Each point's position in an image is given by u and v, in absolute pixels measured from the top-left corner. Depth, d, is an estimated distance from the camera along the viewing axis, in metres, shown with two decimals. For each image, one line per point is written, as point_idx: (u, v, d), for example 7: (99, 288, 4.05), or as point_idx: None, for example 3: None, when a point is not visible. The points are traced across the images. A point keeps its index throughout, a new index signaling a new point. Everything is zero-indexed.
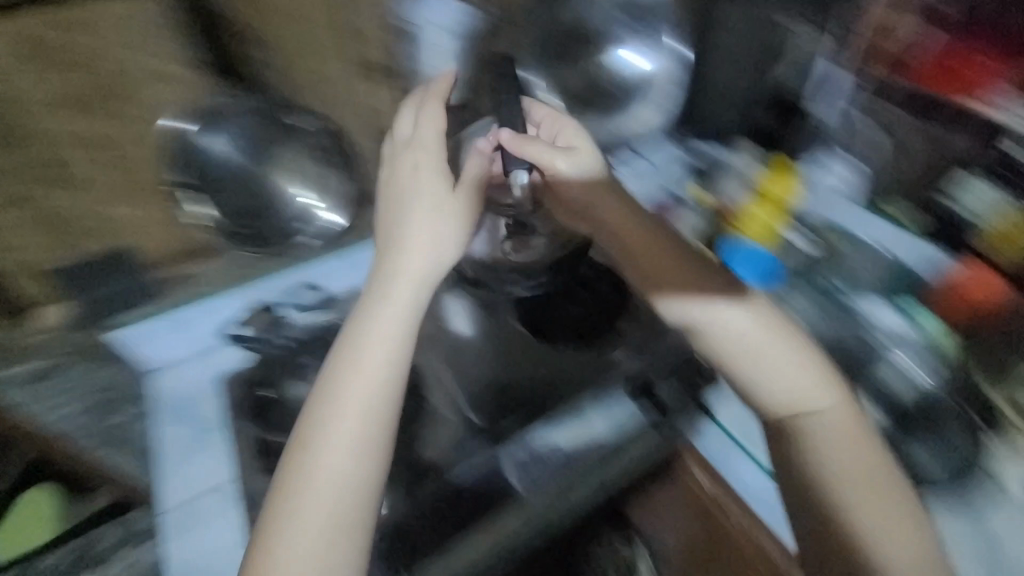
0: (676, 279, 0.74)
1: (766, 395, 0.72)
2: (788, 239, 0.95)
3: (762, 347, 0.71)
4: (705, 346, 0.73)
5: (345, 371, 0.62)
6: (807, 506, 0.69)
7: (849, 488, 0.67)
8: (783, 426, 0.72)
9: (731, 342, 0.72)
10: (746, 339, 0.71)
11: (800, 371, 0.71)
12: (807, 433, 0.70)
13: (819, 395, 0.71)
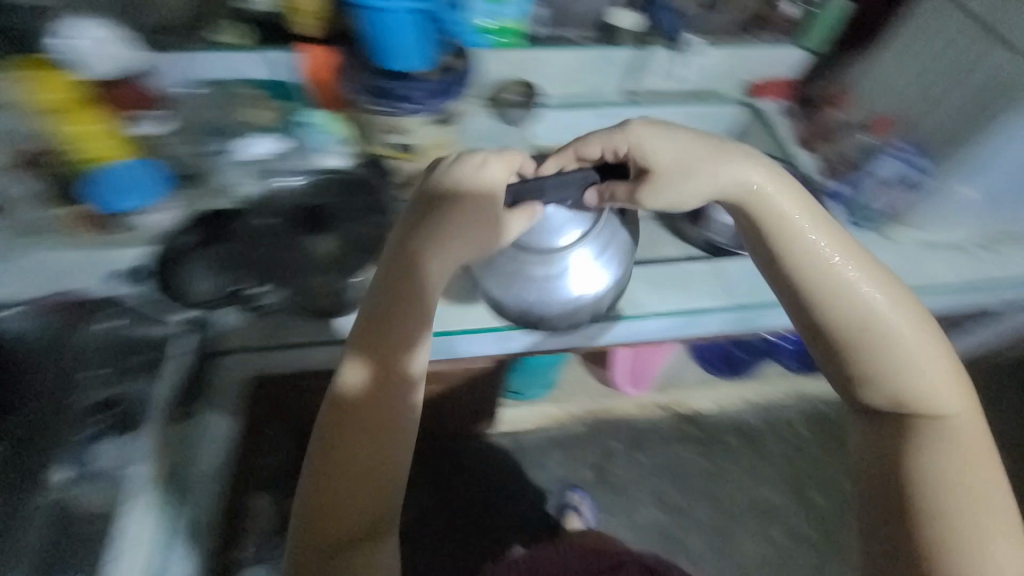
0: (855, 296, 0.74)
1: (886, 387, 0.75)
2: (142, 134, 0.98)
3: (886, 325, 0.74)
4: (836, 320, 0.75)
5: (353, 384, 0.72)
6: (895, 477, 0.73)
7: (924, 475, 0.71)
8: (905, 424, 0.75)
9: (837, 300, 0.75)
10: (864, 327, 0.74)
11: (932, 367, 0.74)
12: (916, 427, 0.74)
13: (930, 400, 0.74)
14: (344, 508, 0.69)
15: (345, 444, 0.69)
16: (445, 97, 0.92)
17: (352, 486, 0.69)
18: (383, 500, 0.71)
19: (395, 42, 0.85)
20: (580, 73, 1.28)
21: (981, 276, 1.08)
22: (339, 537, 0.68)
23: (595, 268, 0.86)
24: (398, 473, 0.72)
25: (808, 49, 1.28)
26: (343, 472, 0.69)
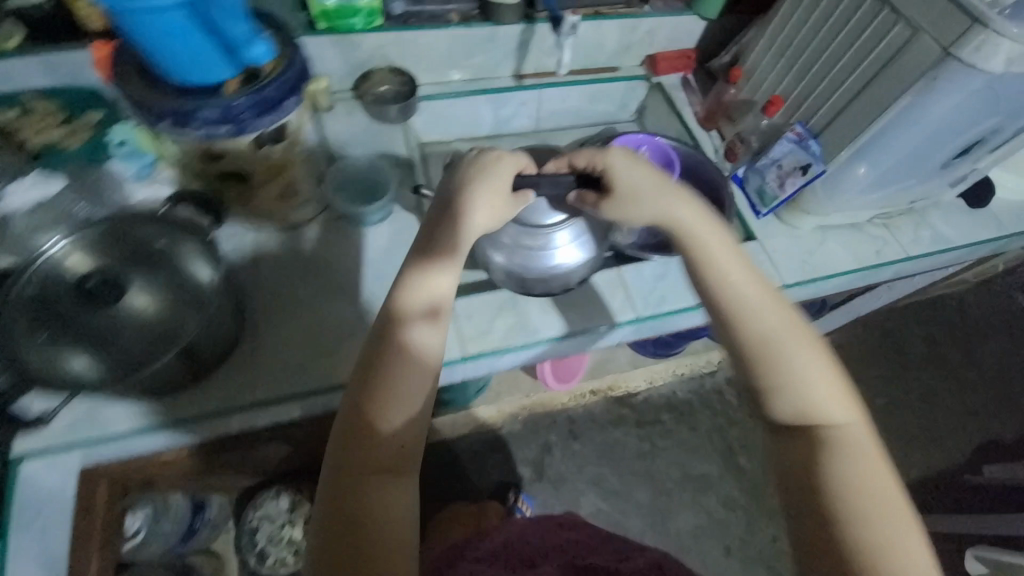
0: (754, 301, 0.71)
1: (789, 394, 0.68)
2: None
3: (775, 334, 0.70)
4: (740, 335, 0.71)
5: (413, 287, 0.69)
6: (808, 490, 0.62)
7: (836, 483, 0.61)
8: (814, 439, 0.66)
9: (743, 306, 0.71)
10: (771, 334, 0.70)
11: (819, 382, 0.68)
12: (827, 439, 0.65)
13: (823, 407, 0.67)
14: (378, 452, 0.62)
15: (376, 384, 0.64)
16: (268, 114, 0.69)
17: (382, 427, 0.62)
18: (401, 462, 0.63)
19: (173, 54, 0.62)
20: (462, 54, 1.13)
21: (877, 257, 1.07)
22: (377, 479, 0.61)
23: (573, 249, 0.91)
24: (408, 445, 0.64)
25: (704, 17, 1.20)
26: (372, 406, 0.63)
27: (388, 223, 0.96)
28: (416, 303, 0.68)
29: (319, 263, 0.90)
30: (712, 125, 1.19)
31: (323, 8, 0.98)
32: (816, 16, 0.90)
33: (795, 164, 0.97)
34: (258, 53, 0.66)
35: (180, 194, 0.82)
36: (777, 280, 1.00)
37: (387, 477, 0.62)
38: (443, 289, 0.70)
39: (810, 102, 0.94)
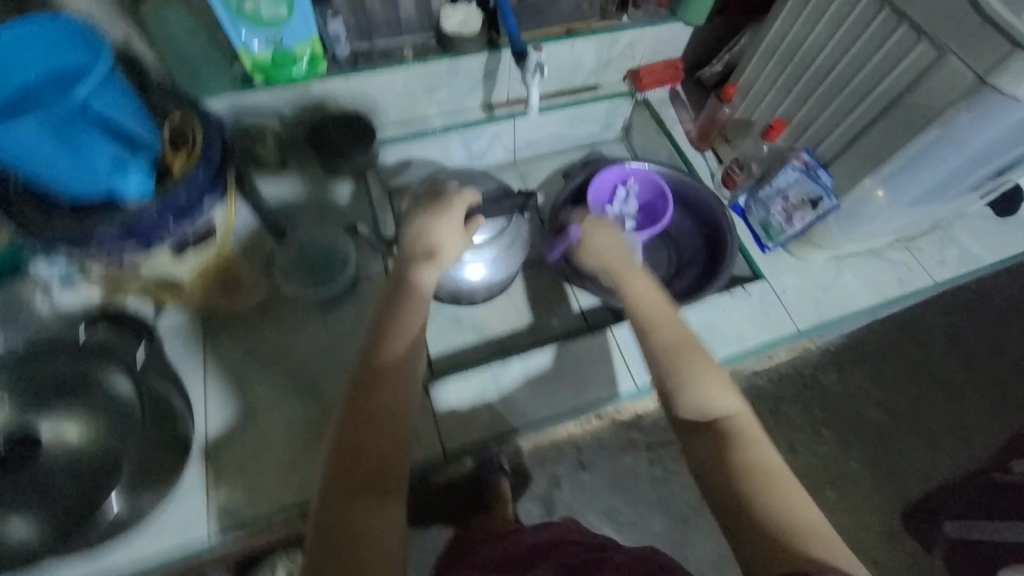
0: (654, 313, 0.70)
1: (697, 392, 0.63)
2: None
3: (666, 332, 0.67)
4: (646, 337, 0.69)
5: (434, 232, 0.69)
6: (725, 490, 0.56)
7: (748, 475, 0.56)
8: (723, 436, 0.59)
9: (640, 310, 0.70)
10: (675, 342, 0.66)
11: (716, 381, 0.63)
12: (736, 435, 0.59)
13: (723, 400, 0.62)
14: (368, 458, 0.54)
15: (371, 369, 0.58)
16: (184, 219, 0.60)
17: (381, 416, 0.56)
18: (387, 477, 0.54)
19: (84, 176, 0.53)
20: (421, 92, 1.02)
21: (901, 286, 0.96)
22: (366, 495, 0.52)
23: (483, 268, 0.89)
24: (397, 452, 0.55)
25: (690, 24, 1.06)
26: (368, 394, 0.57)
27: (352, 299, 0.86)
28: (433, 242, 0.69)
29: (275, 358, 0.81)
30: (706, 145, 1.07)
31: (257, 60, 0.86)
32: (818, 29, 0.77)
33: (803, 197, 0.86)
34: (131, 182, 0.56)
35: (94, 317, 0.72)
36: (790, 326, 0.90)
37: (375, 494, 0.53)
38: (452, 243, 0.71)
39: (817, 128, 0.83)
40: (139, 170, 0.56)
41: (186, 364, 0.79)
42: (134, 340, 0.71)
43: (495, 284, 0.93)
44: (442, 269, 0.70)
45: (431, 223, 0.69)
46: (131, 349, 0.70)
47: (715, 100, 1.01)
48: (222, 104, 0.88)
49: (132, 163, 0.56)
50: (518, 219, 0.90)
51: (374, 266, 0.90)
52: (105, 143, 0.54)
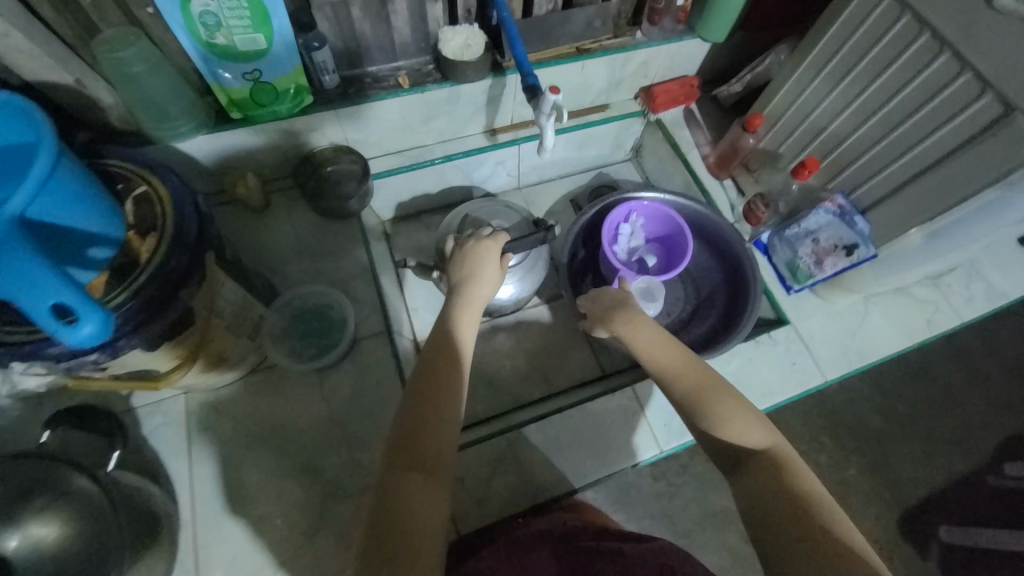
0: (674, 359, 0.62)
1: (730, 429, 0.54)
2: None
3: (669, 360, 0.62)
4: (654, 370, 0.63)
5: (482, 265, 0.73)
6: (783, 532, 0.46)
7: (802, 507, 0.47)
8: (773, 465, 0.51)
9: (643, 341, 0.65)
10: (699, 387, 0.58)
11: (727, 403, 0.57)
12: (788, 468, 0.51)
13: (759, 432, 0.54)
14: (419, 443, 0.52)
15: (423, 373, 0.57)
16: (150, 323, 0.51)
17: (430, 412, 0.54)
18: (436, 462, 0.51)
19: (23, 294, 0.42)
20: (418, 120, 0.92)
21: (929, 326, 0.91)
22: (414, 476, 0.50)
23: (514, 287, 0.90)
24: (446, 448, 0.53)
25: (709, 41, 0.97)
26: (417, 398, 0.55)
27: (350, 361, 0.79)
28: (479, 269, 0.72)
29: (268, 432, 0.74)
30: (724, 173, 0.99)
31: (233, 95, 0.76)
32: (861, 67, 0.71)
33: (835, 242, 0.81)
34: (81, 335, 0.41)
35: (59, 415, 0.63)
36: (818, 377, 0.85)
37: (421, 474, 0.50)
38: (494, 274, 0.73)
39: (855, 170, 0.77)
40: (92, 317, 0.41)
41: (171, 445, 0.72)
42: (105, 448, 0.61)
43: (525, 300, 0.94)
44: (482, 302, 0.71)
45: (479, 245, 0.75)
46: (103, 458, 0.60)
47: (739, 127, 0.93)
48: (194, 143, 0.78)
49: (81, 311, 0.41)
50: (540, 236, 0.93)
51: (373, 322, 0.83)
52: (44, 287, 0.39)
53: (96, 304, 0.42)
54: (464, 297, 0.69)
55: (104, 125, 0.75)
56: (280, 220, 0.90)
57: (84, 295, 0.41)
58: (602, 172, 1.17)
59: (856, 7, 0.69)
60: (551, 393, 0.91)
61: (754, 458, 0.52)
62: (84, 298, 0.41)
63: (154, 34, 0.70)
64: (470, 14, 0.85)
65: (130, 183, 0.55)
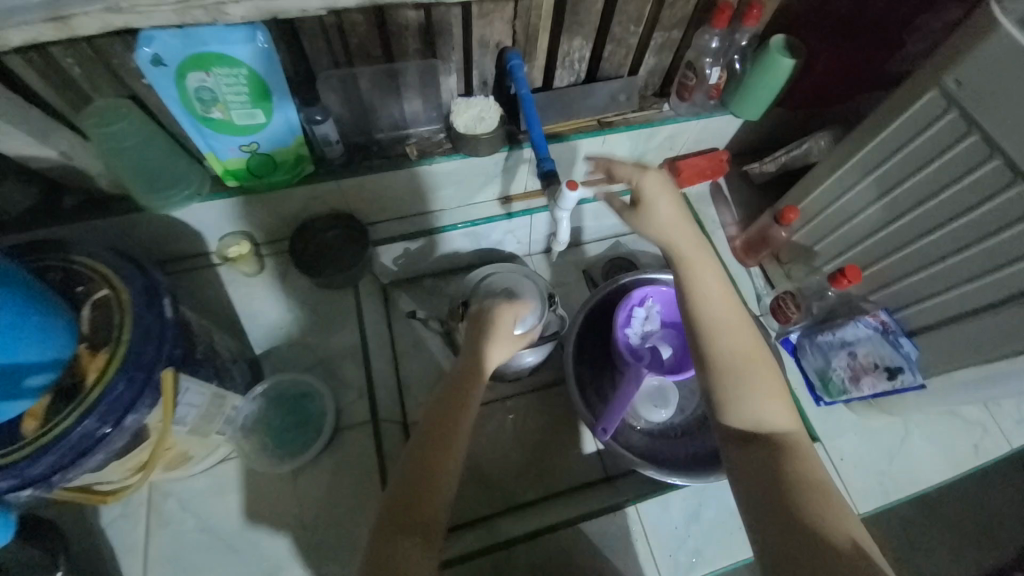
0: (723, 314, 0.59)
1: (750, 400, 0.55)
2: None
3: (717, 319, 0.59)
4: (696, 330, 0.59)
5: (500, 340, 0.71)
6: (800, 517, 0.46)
7: (792, 493, 0.48)
8: (776, 445, 0.52)
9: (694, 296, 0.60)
10: (736, 349, 0.57)
11: (765, 381, 0.56)
12: (798, 450, 0.52)
13: (776, 401, 0.55)
14: (417, 499, 0.54)
15: (438, 420, 0.60)
16: (91, 453, 0.46)
17: (429, 475, 0.56)
18: (431, 524, 0.53)
19: None
20: (424, 189, 0.86)
21: (977, 454, 0.80)
22: (407, 538, 0.52)
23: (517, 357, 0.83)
24: (439, 501, 0.55)
25: (743, 118, 0.90)
26: (423, 453, 0.57)
27: (330, 454, 0.73)
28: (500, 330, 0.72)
29: (234, 532, 0.68)
30: (753, 260, 0.92)
31: (229, 165, 0.72)
32: (917, 178, 0.64)
33: (875, 361, 0.73)
34: None
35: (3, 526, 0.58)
36: (850, 509, 0.75)
37: (415, 534, 0.52)
38: (506, 348, 0.72)
39: (909, 284, 0.70)
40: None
41: (127, 541, 0.66)
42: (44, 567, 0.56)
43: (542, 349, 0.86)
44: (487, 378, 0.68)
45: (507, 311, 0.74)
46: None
47: (770, 216, 0.86)
48: (187, 212, 0.75)
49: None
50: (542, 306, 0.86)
51: (360, 409, 0.77)
52: None
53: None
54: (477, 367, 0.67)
55: (95, 189, 0.71)
56: (272, 287, 0.86)
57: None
58: (619, 242, 1.09)
59: (915, 115, 0.62)
60: (546, 496, 0.82)
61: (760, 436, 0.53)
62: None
63: (149, 102, 0.66)
64: (486, 86, 0.82)
65: (91, 286, 0.50)
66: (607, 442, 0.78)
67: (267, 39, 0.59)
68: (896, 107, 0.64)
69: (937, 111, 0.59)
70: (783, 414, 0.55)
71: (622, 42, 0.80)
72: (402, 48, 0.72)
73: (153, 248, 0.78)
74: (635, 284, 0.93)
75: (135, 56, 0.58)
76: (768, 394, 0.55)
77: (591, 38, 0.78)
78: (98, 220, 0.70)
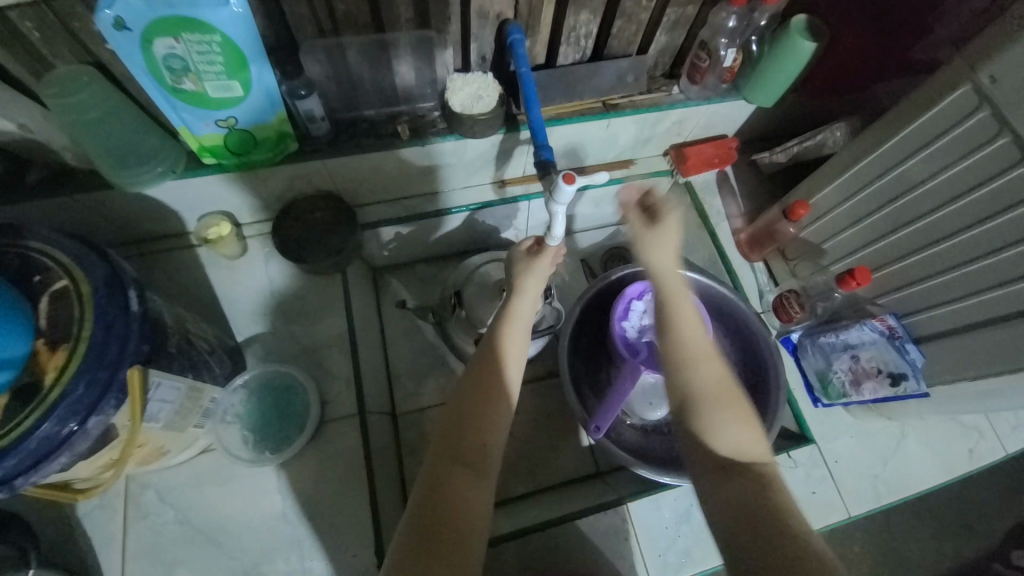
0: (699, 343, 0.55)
1: (726, 432, 0.50)
2: None
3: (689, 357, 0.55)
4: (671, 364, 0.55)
5: (533, 281, 0.65)
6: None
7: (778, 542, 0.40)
8: (746, 489, 0.45)
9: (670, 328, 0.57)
10: (705, 383, 0.52)
11: (738, 421, 0.50)
12: (767, 494, 0.44)
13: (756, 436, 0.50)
14: (466, 436, 0.53)
15: (492, 358, 0.57)
16: (54, 457, 0.43)
17: (487, 408, 0.54)
18: (481, 457, 0.52)
19: None
20: (416, 170, 0.81)
21: (972, 458, 0.79)
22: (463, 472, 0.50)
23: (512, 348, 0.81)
24: (494, 435, 0.53)
25: (755, 104, 0.85)
26: (476, 392, 0.55)
27: (315, 447, 0.71)
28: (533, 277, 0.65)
29: (215, 525, 0.66)
30: (757, 255, 0.89)
31: (205, 141, 0.67)
32: (940, 178, 0.61)
33: (878, 366, 0.72)
34: None
35: None
36: (842, 512, 0.75)
37: (466, 467, 0.51)
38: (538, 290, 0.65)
39: (923, 288, 0.67)
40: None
41: (103, 533, 0.64)
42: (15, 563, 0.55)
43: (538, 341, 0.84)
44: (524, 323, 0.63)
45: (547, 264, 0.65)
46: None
47: (778, 209, 0.82)
48: (162, 189, 0.70)
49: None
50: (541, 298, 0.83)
51: (347, 401, 0.75)
52: None
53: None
54: (512, 311, 0.62)
55: (59, 163, 0.66)
56: (255, 271, 0.81)
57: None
58: (619, 231, 1.08)
59: (944, 111, 0.58)
60: (535, 490, 0.82)
61: (732, 475, 0.46)
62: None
63: (117, 70, 0.60)
64: (485, 61, 0.77)
65: (50, 276, 0.46)
66: (598, 439, 0.77)
67: (242, 1, 0.53)
68: (923, 102, 0.60)
69: (968, 108, 0.55)
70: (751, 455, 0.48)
71: (633, 17, 0.74)
72: (394, 16, 0.66)
73: (128, 225, 0.74)
74: (635, 276, 0.90)
75: (95, 18, 0.52)
76: (738, 432, 0.49)
77: (600, 12, 0.72)
78: (64, 197, 0.65)
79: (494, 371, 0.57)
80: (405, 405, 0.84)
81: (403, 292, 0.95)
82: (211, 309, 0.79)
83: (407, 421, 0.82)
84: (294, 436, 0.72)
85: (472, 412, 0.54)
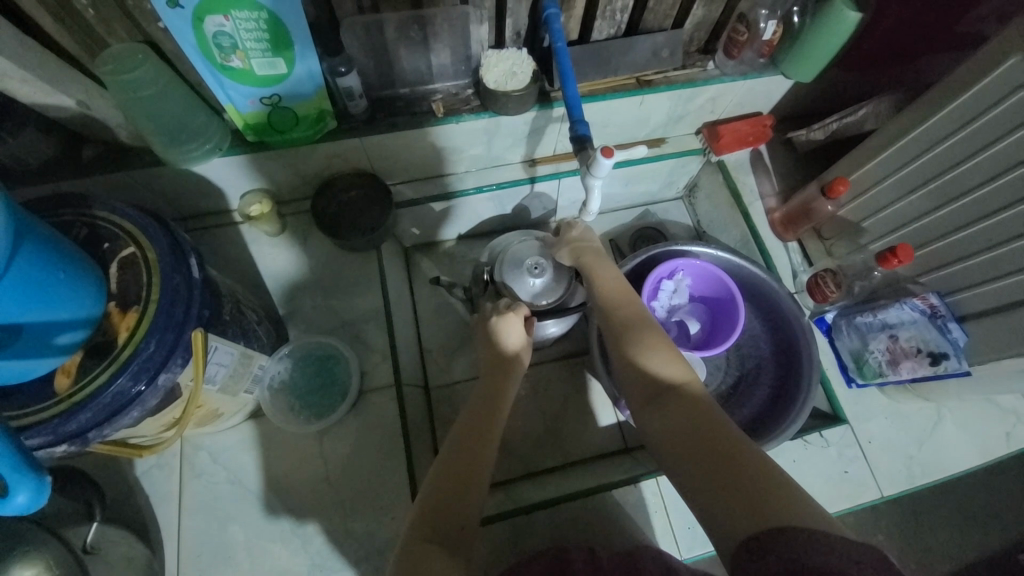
0: (624, 321, 0.59)
1: (657, 359, 0.54)
2: None
3: (609, 315, 0.60)
4: (606, 323, 0.60)
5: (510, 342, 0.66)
6: (719, 466, 0.43)
7: (751, 488, 0.40)
8: (689, 400, 0.49)
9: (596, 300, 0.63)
10: (625, 329, 0.58)
11: (660, 352, 0.54)
12: (699, 401, 0.49)
13: (682, 371, 0.52)
14: (451, 503, 0.51)
15: (457, 449, 0.56)
16: (126, 412, 0.45)
17: (464, 491, 0.52)
18: (462, 533, 0.50)
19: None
20: (447, 148, 0.81)
21: (1008, 443, 0.76)
22: (434, 546, 0.48)
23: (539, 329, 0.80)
24: (471, 513, 0.52)
25: (792, 79, 0.83)
26: (456, 474, 0.53)
27: (354, 416, 0.74)
28: (512, 339, 0.66)
29: (264, 487, 0.70)
30: (791, 235, 0.87)
31: (249, 119, 0.69)
32: (990, 151, 0.59)
33: (917, 346, 0.71)
34: (13, 505, 0.35)
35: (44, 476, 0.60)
36: (873, 492, 0.74)
37: (443, 544, 0.48)
38: (517, 340, 0.67)
39: (969, 265, 0.66)
40: (24, 487, 0.35)
41: (161, 490, 0.69)
42: (83, 515, 0.58)
43: (561, 321, 0.81)
44: (515, 375, 0.65)
45: (585, 240, 0.71)
46: (78, 531, 0.56)
47: (816, 187, 0.80)
48: (208, 167, 0.72)
49: (10, 481, 0.35)
50: (570, 281, 0.76)
51: (383, 372, 0.78)
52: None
53: (31, 469, 0.35)
54: (500, 386, 0.63)
55: (114, 141, 0.69)
56: (295, 246, 0.84)
57: (16, 461, 0.35)
58: (648, 211, 1.08)
59: (993, 84, 0.56)
60: (565, 463, 0.84)
61: (673, 389, 0.50)
62: (15, 466, 0.34)
63: (166, 48, 0.63)
64: (519, 38, 0.76)
65: (117, 243, 0.49)
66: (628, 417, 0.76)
67: None
68: (974, 73, 0.58)
69: (1016, 82, 0.54)
70: (678, 370, 0.52)
71: None
72: None
73: (173, 202, 0.77)
74: (666, 254, 0.89)
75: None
76: (657, 356, 0.54)
77: None
78: (117, 173, 0.68)
79: (462, 442, 0.56)
80: (439, 378, 0.86)
81: (433, 270, 0.97)
82: (255, 283, 0.82)
83: (439, 394, 0.84)
84: (336, 405, 0.75)
85: (441, 482, 0.53)
